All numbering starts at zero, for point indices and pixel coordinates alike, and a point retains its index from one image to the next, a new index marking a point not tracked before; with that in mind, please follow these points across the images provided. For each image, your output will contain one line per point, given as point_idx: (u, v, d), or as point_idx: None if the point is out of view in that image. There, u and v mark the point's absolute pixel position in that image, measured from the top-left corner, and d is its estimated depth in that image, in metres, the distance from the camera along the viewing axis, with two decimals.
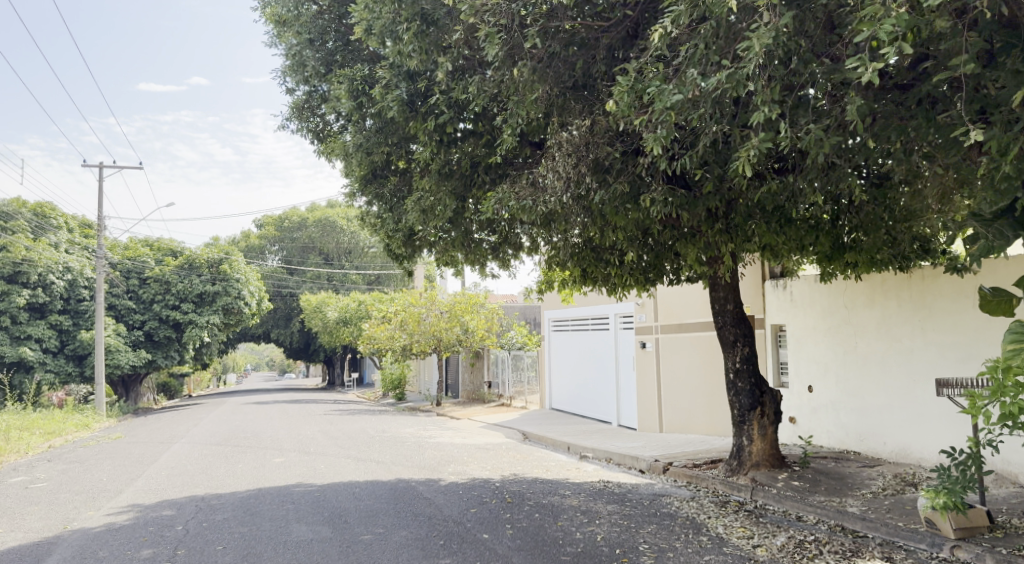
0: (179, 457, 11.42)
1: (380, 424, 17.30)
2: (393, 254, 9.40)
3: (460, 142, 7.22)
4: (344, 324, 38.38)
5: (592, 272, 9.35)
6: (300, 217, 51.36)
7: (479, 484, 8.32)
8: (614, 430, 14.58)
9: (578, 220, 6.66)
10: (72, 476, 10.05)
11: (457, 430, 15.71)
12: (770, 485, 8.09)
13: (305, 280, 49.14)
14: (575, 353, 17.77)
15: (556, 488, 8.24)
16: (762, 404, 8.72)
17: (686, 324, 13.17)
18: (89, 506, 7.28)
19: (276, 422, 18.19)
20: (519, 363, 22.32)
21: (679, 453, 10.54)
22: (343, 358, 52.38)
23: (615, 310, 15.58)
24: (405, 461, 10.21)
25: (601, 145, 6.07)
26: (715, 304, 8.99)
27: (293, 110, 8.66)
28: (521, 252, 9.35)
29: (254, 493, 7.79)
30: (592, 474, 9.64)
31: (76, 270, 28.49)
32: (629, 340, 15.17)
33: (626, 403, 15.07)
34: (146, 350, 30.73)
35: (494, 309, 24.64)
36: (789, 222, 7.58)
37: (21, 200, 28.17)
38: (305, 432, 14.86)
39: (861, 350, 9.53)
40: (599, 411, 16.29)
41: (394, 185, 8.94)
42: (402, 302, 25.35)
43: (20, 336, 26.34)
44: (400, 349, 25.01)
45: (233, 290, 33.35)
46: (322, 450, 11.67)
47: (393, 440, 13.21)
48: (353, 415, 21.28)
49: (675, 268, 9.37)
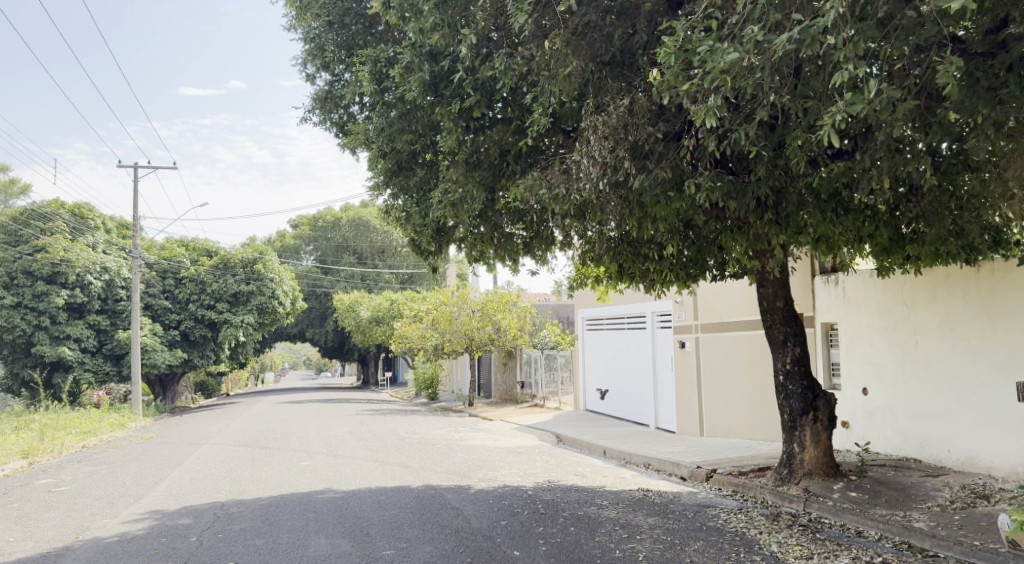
0: (206, 459, 11.22)
1: (411, 426, 16.98)
2: (420, 251, 8.97)
3: (489, 128, 6.81)
4: (377, 323, 38.29)
5: (630, 268, 8.84)
6: (333, 217, 51.55)
7: (511, 493, 7.86)
8: (651, 433, 13.99)
9: (614, 211, 6.15)
10: (97, 479, 9.89)
11: (489, 432, 15.28)
12: (826, 496, 7.47)
13: (339, 279, 49.31)
14: (610, 352, 17.22)
15: (593, 498, 7.72)
16: (815, 408, 8.11)
17: (727, 322, 12.57)
18: (105, 513, 7.03)
19: (306, 423, 18.02)
20: (553, 362, 21.82)
21: (723, 459, 9.95)
22: (377, 357, 52.47)
23: (652, 308, 15.01)
24: (434, 466, 9.81)
25: (642, 127, 5.58)
26: (762, 302, 8.40)
27: (316, 102, 8.33)
28: (554, 247, 8.88)
29: (276, 500, 7.46)
30: (631, 482, 9.11)
31: (113, 270, 28.90)
32: (667, 339, 14.57)
33: (665, 405, 14.48)
34: (182, 349, 31.01)
35: (526, 307, 24.16)
36: (845, 212, 6.97)
37: (60, 202, 28.59)
38: (334, 433, 14.59)
39: (922, 350, 8.83)
40: (636, 413, 15.72)
41: (420, 177, 8.53)
42: (433, 301, 25.01)
43: (60, 336, 26.80)
44: (432, 348, 24.73)
45: (267, 289, 33.46)
46: (350, 453, 11.33)
47: (423, 443, 12.83)
48: (385, 415, 21.03)
49: (719, 264, 8.80)
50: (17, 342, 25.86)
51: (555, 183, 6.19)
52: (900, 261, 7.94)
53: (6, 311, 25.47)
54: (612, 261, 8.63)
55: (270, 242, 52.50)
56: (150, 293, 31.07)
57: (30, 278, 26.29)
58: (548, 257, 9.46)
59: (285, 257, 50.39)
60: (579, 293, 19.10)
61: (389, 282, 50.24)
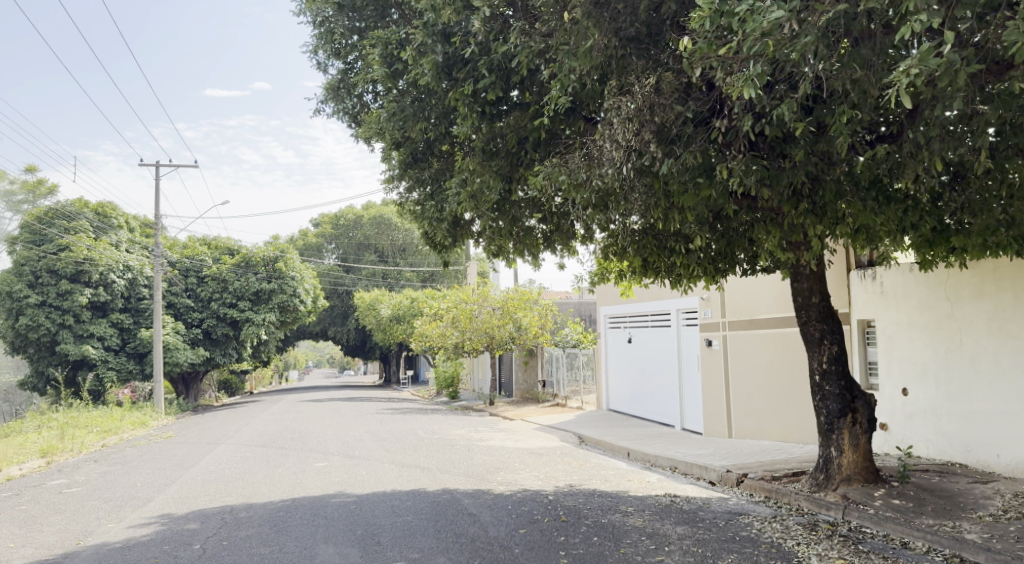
0: (221, 460, 11.03)
1: (430, 425, 16.70)
2: (434, 245, 8.61)
3: (506, 113, 6.49)
4: (398, 321, 38.16)
5: (655, 262, 8.44)
6: (355, 216, 51.52)
7: (530, 498, 7.50)
8: (677, 434, 13.55)
9: (638, 200, 5.77)
10: (110, 480, 9.71)
11: (509, 432, 14.94)
12: (867, 503, 7.00)
13: (361, 277, 49.31)
14: (633, 350, 16.79)
15: (617, 504, 7.33)
16: (853, 410, 7.65)
17: (756, 320, 12.09)
18: (111, 517, 6.81)
19: (324, 422, 17.84)
20: (575, 361, 21.41)
21: (754, 463, 9.50)
22: (399, 355, 52.44)
23: (677, 304, 14.55)
24: (451, 467, 9.50)
25: (669, 107, 5.19)
26: (797, 297, 7.95)
27: (328, 92, 8.04)
28: (576, 241, 8.57)
29: (287, 504, 7.18)
30: (657, 487, 8.71)
31: (136, 269, 29.10)
32: (692, 337, 14.13)
33: (691, 405, 14.03)
34: (205, 348, 31.11)
35: (547, 305, 23.77)
36: (888, 200, 6.49)
37: (84, 200, 28.47)
38: (352, 433, 14.38)
39: (968, 348, 8.31)
40: (660, 413, 15.29)
41: (435, 169, 8.21)
42: (453, 299, 24.71)
43: (84, 335, 27.05)
44: (452, 347, 24.50)
45: (288, 288, 33.45)
46: (367, 454, 11.07)
47: (442, 443, 12.53)
48: (405, 414, 20.82)
49: (750, 257, 8.36)
50: (42, 340, 26.07)
51: (574, 169, 5.81)
52: (945, 255, 7.44)
53: (31, 310, 25.67)
54: (637, 255, 8.24)
55: (293, 241, 52.63)
56: (172, 291, 31.20)
57: (54, 277, 26.45)
58: (568, 252, 9.13)
59: (308, 256, 50.49)
60: (601, 290, 18.67)
61: (410, 280, 50.13)
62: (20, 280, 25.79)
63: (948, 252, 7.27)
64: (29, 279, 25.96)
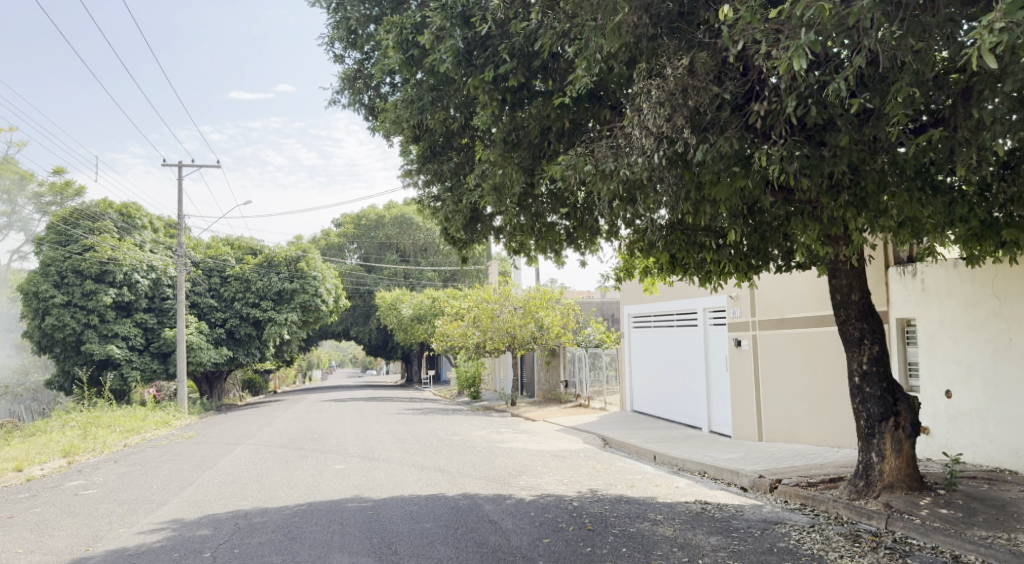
0: (239, 461, 10.89)
1: (451, 426, 16.48)
2: (453, 241, 8.32)
3: (529, 101, 6.21)
4: (419, 321, 38.04)
5: (683, 258, 8.08)
6: (376, 216, 51.45)
7: (553, 504, 7.19)
8: (704, 437, 13.15)
9: (668, 191, 5.42)
10: (127, 482, 9.58)
11: (531, 434, 14.64)
12: (912, 513, 6.59)
13: (382, 277, 49.32)
14: (658, 349, 16.40)
15: (645, 511, 7.00)
16: (896, 414, 7.24)
17: (788, 319, 11.67)
18: (123, 522, 6.64)
19: (345, 422, 17.69)
20: (598, 361, 21.04)
21: (788, 468, 9.12)
22: (421, 355, 52.38)
23: (703, 303, 14.15)
24: (473, 471, 9.23)
25: (704, 89, 4.87)
26: (835, 294, 7.56)
27: (344, 84, 7.82)
28: (599, 236, 8.31)
29: (303, 509, 6.95)
30: (687, 493, 8.36)
31: (160, 269, 29.35)
32: (720, 336, 13.73)
33: (719, 407, 13.63)
34: (228, 347, 31.23)
35: (570, 304, 23.42)
36: (936, 191, 6.09)
37: (109, 201, 28.59)
38: (373, 434, 14.19)
39: (1017, 347, 7.88)
40: (686, 414, 14.93)
41: (455, 161, 7.94)
42: (474, 298, 24.46)
43: (108, 335, 27.29)
44: (473, 347, 24.30)
45: (310, 287, 33.45)
46: (386, 456, 10.84)
47: (462, 445, 12.27)
48: (426, 415, 20.60)
49: (784, 252, 7.97)
50: (67, 340, 26.30)
51: (600, 157, 5.50)
52: (994, 253, 6.96)
53: (57, 310, 25.89)
54: (665, 251, 7.90)
55: (315, 241, 52.74)
56: (196, 291, 31.33)
57: (79, 277, 26.64)
58: (591, 249, 8.85)
59: (330, 256, 50.56)
60: (625, 288, 18.29)
61: (432, 280, 50.06)
62: (46, 280, 25.99)
63: (997, 249, 6.81)
64: (54, 279, 26.15)
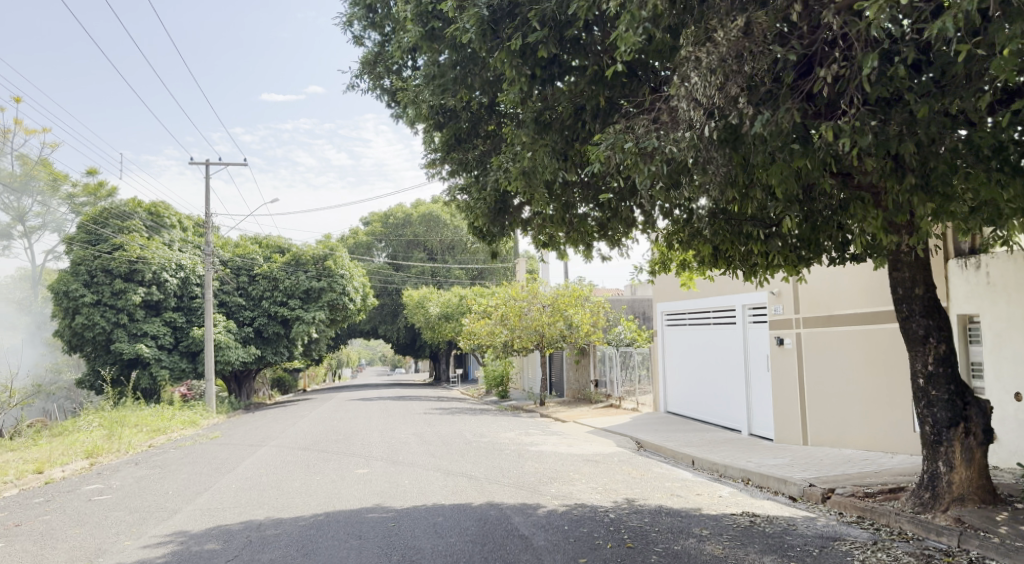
0: (260, 464, 10.56)
1: (478, 427, 16.03)
2: (478, 233, 7.79)
3: (563, 76, 5.67)
4: (446, 319, 37.71)
5: (727, 250, 7.47)
6: (404, 214, 51.12)
7: (588, 516, 6.63)
8: (745, 441, 12.47)
9: (716, 174, 4.86)
10: (144, 486, 9.29)
11: (561, 436, 14.11)
12: (989, 530, 5.90)
13: (410, 275, 49.13)
14: (693, 348, 15.75)
15: (688, 526, 6.42)
16: (966, 420, 6.56)
17: (835, 316, 10.97)
18: (130, 534, 6.27)
19: (370, 423, 17.35)
20: (629, 360, 20.41)
21: (841, 476, 8.45)
22: (448, 353, 52.08)
23: (742, 299, 13.47)
24: (501, 477, 8.73)
25: (763, 55, 4.33)
26: (896, 289, 6.89)
27: (363, 67, 7.40)
28: (635, 227, 7.84)
29: (320, 520, 6.51)
30: (731, 503, 7.75)
31: (188, 268, 29.49)
32: (760, 335, 13.05)
33: (760, 409, 12.96)
34: (256, 346, 31.21)
35: (599, 302, 22.82)
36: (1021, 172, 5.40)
37: (138, 200, 28.67)
38: (398, 435, 13.80)
39: None
40: (723, 415, 14.33)
41: (481, 148, 7.45)
42: (502, 295, 23.98)
43: (137, 333, 27.41)
44: (501, 345, 23.96)
45: (338, 286, 33.27)
46: (411, 460, 10.39)
47: (490, 448, 11.78)
48: (454, 415, 20.17)
49: (838, 243, 7.32)
50: (97, 339, 26.46)
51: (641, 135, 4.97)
52: None
53: (87, 309, 26.04)
54: (707, 242, 7.31)
55: (343, 239, 52.68)
56: (224, 290, 31.36)
57: (109, 277, 26.77)
58: (624, 243, 8.37)
59: (358, 254, 50.44)
60: (657, 283, 17.65)
61: (459, 278, 49.76)
62: (76, 279, 26.13)
63: None
64: (84, 278, 26.29)
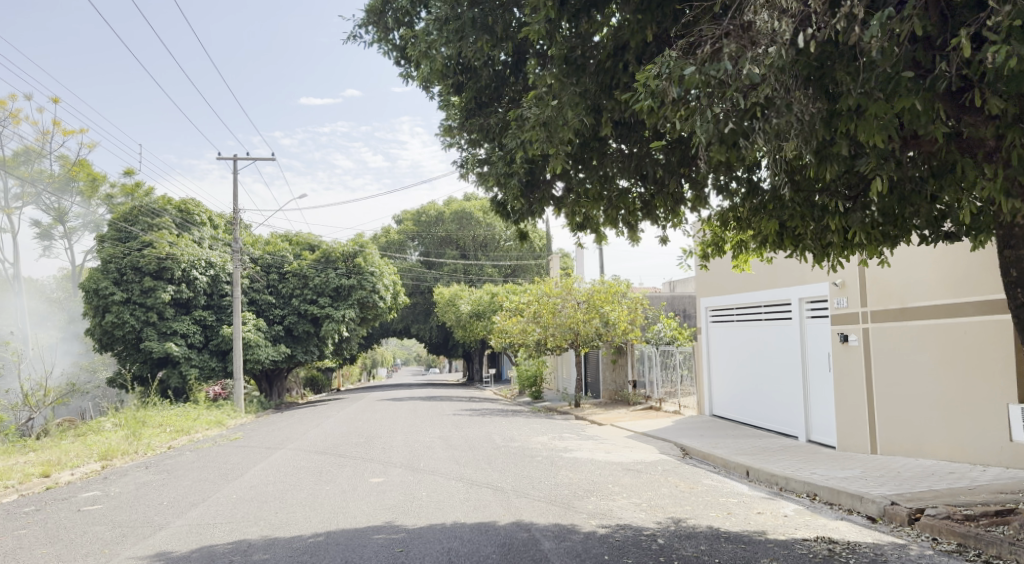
0: (271, 469, 9.76)
1: (509, 430, 15.03)
2: (502, 210, 6.88)
3: (604, 5, 5.15)
4: (478, 317, 36.81)
5: (797, 227, 6.33)
6: (436, 212, 50.44)
7: (632, 542, 5.55)
8: (803, 449, 11.23)
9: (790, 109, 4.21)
10: (143, 494, 8.53)
11: (598, 441, 13.00)
12: None
13: (442, 274, 48.40)
14: (742, 346, 14.54)
15: (756, 557, 5.29)
16: None
17: (909, 309, 9.71)
18: (97, 556, 5.41)
19: (395, 424, 16.49)
20: (670, 360, 19.17)
21: (929, 493, 7.22)
22: (482, 352, 51.23)
23: (799, 292, 12.25)
24: (532, 490, 7.70)
25: None
26: (1008, 270, 5.70)
27: (370, 22, 6.57)
28: (685, 201, 6.96)
29: (317, 542, 5.57)
30: (801, 525, 6.59)
31: (217, 265, 29.19)
32: (819, 331, 11.81)
33: (820, 413, 11.71)
34: (286, 345, 30.65)
35: (637, 298, 21.64)
36: None
37: (168, 198, 28.40)
38: (423, 438, 12.87)
39: None
40: (777, 420, 13.09)
41: (505, 111, 6.51)
42: (535, 292, 22.99)
43: (167, 332, 27.09)
44: (534, 343, 23.00)
45: (368, 283, 32.54)
46: (433, 467, 9.43)
47: (520, 454, 10.76)
48: (485, 417, 19.19)
49: (931, 218, 6.13)
50: (127, 338, 26.26)
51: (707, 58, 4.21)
52: None
53: (116, 307, 25.81)
54: (776, 217, 6.16)
55: (376, 238, 52.14)
56: (254, 288, 30.98)
57: (138, 274, 26.53)
58: (670, 225, 7.40)
59: (391, 252, 49.87)
60: (701, 277, 16.48)
61: (492, 275, 48.86)
62: (106, 277, 25.93)
63: None
64: (114, 276, 26.08)
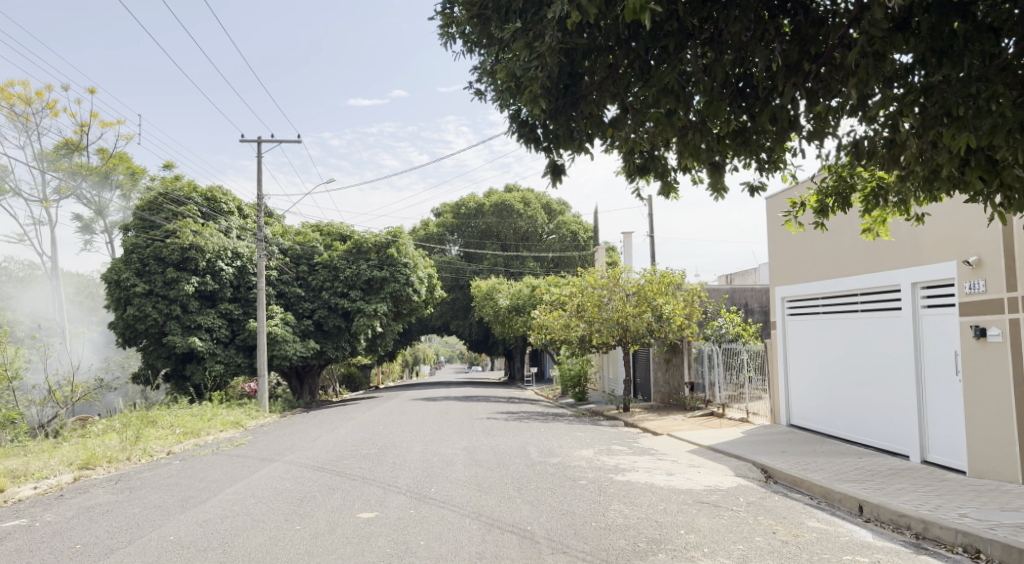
0: (247, 493, 7.76)
1: (549, 440, 12.79)
2: (531, 135, 4.95)
3: None
4: (517, 312, 34.78)
5: (995, 151, 4.08)
6: (476, 204, 47.91)
7: None
8: (925, 474, 8.73)
9: None
10: (70, 526, 6.61)
11: (657, 458, 10.68)
12: None
13: (482, 267, 46.36)
14: (830, 343, 12.08)
15: None
16: None
17: None
18: None
19: (420, 431, 14.42)
20: (735, 360, 16.56)
21: None
22: (523, 350, 49.12)
23: (911, 276, 9.82)
24: (576, 542, 5.47)
25: None
26: None
27: None
28: (803, 127, 4.84)
29: None
30: None
31: (245, 256, 27.67)
32: (940, 324, 9.38)
33: (941, 426, 9.25)
34: (316, 340, 29.01)
35: (694, 290, 19.20)
36: None
37: (193, 184, 26.89)
38: (445, 452, 10.74)
39: None
40: (879, 435, 10.59)
41: None
42: (578, 283, 20.70)
43: (191, 326, 25.63)
44: (577, 340, 20.64)
45: (402, 275, 30.65)
46: (446, 497, 7.28)
47: (560, 477, 8.53)
48: (523, 422, 16.97)
49: None
50: (149, 331, 24.87)
51: None
52: None
53: (138, 300, 24.40)
54: (967, 130, 3.97)
55: (415, 230, 50.21)
56: (282, 280, 29.47)
57: (161, 265, 25.17)
58: (767, 164, 5.27)
59: (430, 246, 47.84)
60: (777, 263, 14.02)
61: (534, 269, 46.89)
62: (128, 268, 24.60)
63: None
64: (137, 267, 24.77)
